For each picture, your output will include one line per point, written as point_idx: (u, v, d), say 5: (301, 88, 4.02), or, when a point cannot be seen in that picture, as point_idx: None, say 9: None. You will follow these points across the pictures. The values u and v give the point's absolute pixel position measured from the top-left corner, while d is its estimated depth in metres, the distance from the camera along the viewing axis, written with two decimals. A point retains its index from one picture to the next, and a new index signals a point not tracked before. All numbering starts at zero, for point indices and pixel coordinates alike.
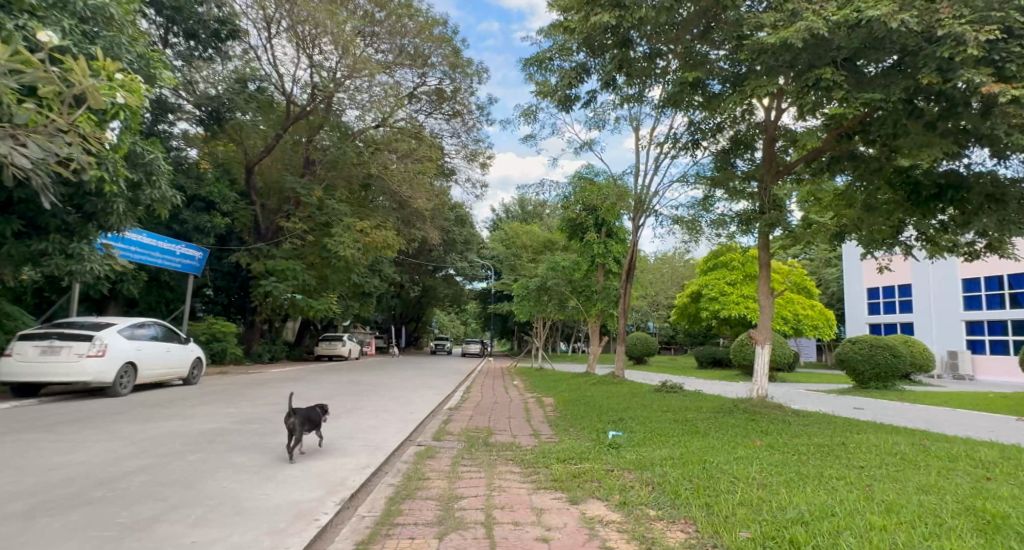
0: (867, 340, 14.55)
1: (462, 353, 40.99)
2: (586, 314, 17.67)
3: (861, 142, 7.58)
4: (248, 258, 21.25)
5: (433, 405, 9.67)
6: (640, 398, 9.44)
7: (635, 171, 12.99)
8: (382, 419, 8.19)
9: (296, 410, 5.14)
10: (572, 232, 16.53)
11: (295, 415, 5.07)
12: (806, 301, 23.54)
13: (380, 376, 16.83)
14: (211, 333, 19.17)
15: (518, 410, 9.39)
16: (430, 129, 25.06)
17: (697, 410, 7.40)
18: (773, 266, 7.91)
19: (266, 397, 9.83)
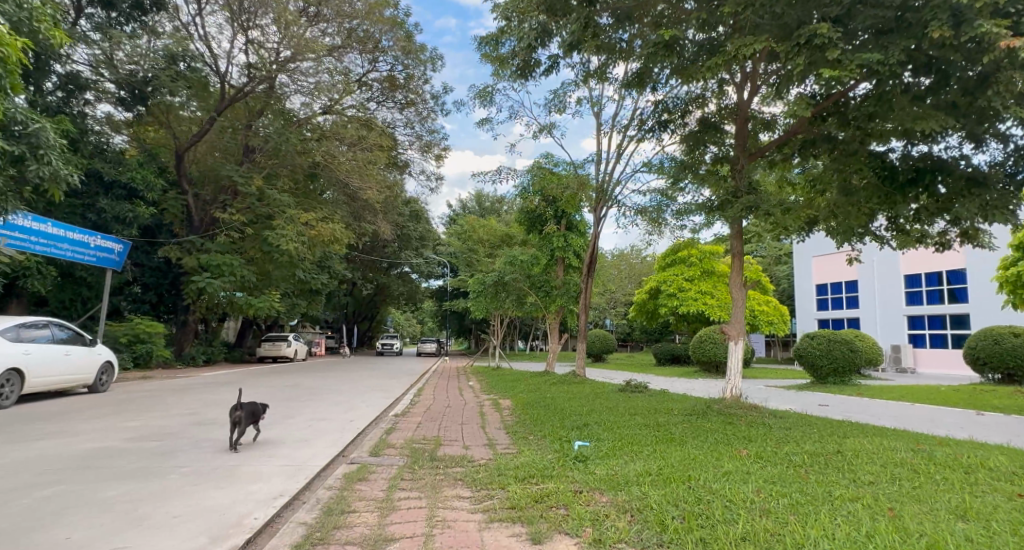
0: (827, 334, 14.42)
1: (417, 352, 39.70)
2: (545, 310, 16.99)
3: (836, 125, 7.26)
4: (179, 251, 19.48)
5: (378, 411, 8.70)
6: (604, 399, 8.78)
7: (597, 159, 12.35)
8: (315, 430, 7.16)
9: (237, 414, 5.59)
10: (530, 224, 15.87)
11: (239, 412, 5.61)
12: (761, 297, 23.79)
13: (324, 378, 15.59)
14: (134, 334, 17.36)
15: (471, 414, 8.56)
16: (382, 119, 23.82)
17: (667, 412, 6.78)
18: (745, 256, 7.34)
19: (183, 406, 8.60)
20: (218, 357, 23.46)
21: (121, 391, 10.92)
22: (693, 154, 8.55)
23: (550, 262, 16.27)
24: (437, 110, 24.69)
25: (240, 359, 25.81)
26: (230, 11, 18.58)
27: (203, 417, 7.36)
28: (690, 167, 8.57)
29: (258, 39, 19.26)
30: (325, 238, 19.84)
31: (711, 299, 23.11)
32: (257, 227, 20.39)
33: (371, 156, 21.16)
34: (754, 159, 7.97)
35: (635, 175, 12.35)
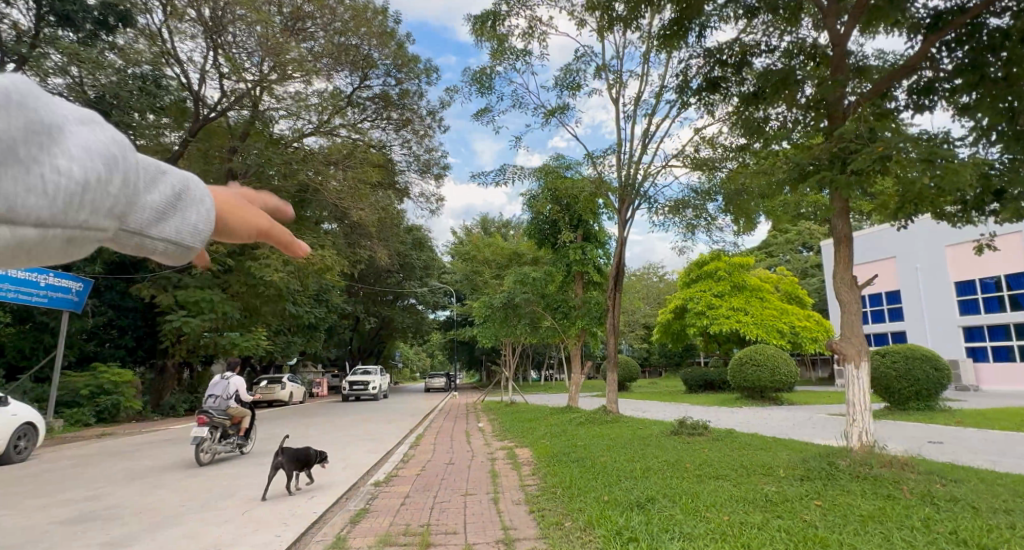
0: (902, 351, 12.10)
1: (425, 388, 37.20)
2: (564, 335, 14.74)
3: (968, 53, 5.20)
4: (153, 288, 17.54)
5: (355, 479, 6.50)
6: (657, 449, 6.51)
7: (620, 151, 10.35)
8: (259, 512, 4.95)
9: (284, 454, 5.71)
10: (542, 235, 13.90)
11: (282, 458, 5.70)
12: (801, 313, 21.47)
13: (310, 426, 13.38)
14: (98, 384, 15.21)
15: (479, 478, 6.34)
16: (376, 140, 22.17)
17: (768, 475, 4.51)
18: (852, 240, 5.16)
19: (97, 482, 6.46)
20: None
21: (47, 460, 8.81)
22: (755, 113, 6.42)
23: (567, 278, 14.14)
24: (435, 127, 22.92)
25: None
26: (206, 27, 17.10)
27: (101, 508, 5.20)
28: (753, 130, 6.41)
29: (236, 58, 17.69)
30: (315, 266, 17.85)
31: (745, 316, 20.72)
32: (240, 258, 18.48)
33: (361, 175, 19.24)
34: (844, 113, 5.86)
35: (665, 168, 10.33)
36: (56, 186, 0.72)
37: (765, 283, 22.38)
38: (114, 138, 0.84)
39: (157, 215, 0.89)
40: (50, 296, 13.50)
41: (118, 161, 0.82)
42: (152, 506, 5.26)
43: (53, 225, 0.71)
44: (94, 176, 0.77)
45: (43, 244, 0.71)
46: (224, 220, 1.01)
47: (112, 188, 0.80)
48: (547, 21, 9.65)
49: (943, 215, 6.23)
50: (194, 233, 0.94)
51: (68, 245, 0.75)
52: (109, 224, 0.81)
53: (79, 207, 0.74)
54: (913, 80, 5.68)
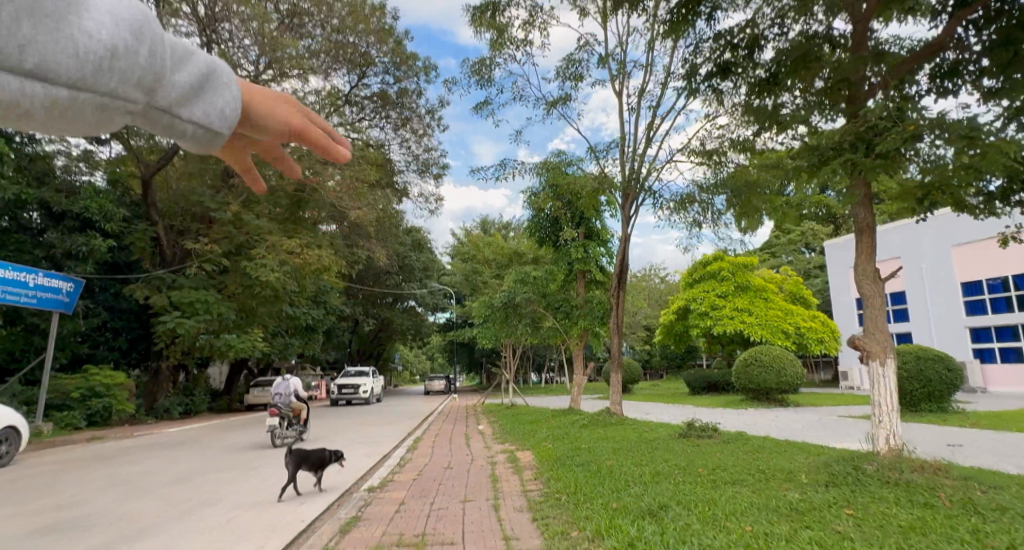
0: (913, 351, 11.76)
1: (425, 391, 36.85)
2: (566, 336, 14.41)
3: (997, 30, 4.87)
4: (146, 289, 17.22)
5: (350, 484, 6.16)
6: (665, 451, 6.20)
7: (624, 145, 10.06)
8: (242, 522, 4.63)
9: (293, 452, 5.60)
10: (543, 233, 13.65)
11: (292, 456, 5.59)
12: (805, 314, 21.13)
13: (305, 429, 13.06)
14: (89, 387, 14.88)
15: (480, 483, 6.02)
16: (375, 139, 21.87)
17: (791, 480, 4.18)
18: (876, 229, 4.83)
19: (76, 489, 6.14)
20: (199, 408, 20.97)
21: (30, 464, 8.49)
22: (768, 100, 6.12)
23: (569, 277, 13.83)
24: (434, 126, 22.62)
25: (226, 409, 23.29)
26: (201, 24, 16.82)
27: (75, 518, 4.87)
28: (768, 119, 6.09)
29: (232, 55, 17.39)
30: (311, 266, 17.51)
31: (749, 317, 20.41)
32: (235, 258, 18.17)
33: (358, 174, 18.94)
34: (865, 97, 5.53)
35: (670, 163, 10.03)
36: (80, 49, 0.91)
37: (769, 284, 22.10)
38: (130, 7, 1.03)
39: (184, 95, 1.13)
40: (40, 296, 13.20)
41: (144, 34, 1.04)
42: (129, 514, 4.94)
43: (80, 88, 0.93)
44: (121, 43, 0.98)
45: (73, 106, 0.93)
46: (252, 115, 1.31)
47: (137, 59, 1.02)
48: (550, 11, 9.38)
49: (966, 206, 5.90)
50: (219, 114, 1.21)
51: (97, 110, 0.99)
52: (141, 97, 1.05)
53: (109, 64, 0.96)
54: (936, 63, 5.36)
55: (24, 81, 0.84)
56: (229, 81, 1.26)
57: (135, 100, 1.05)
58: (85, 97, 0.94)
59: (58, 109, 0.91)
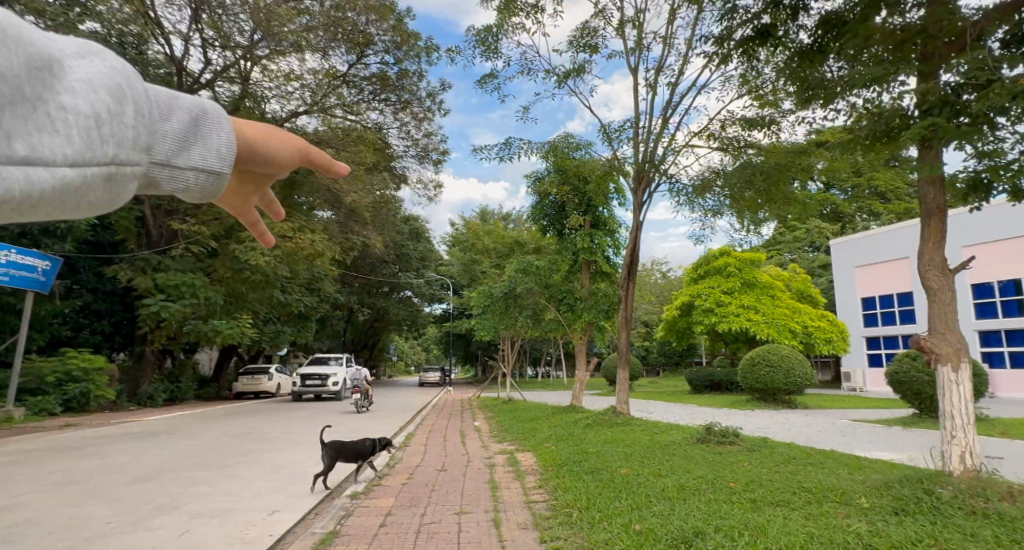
0: None
1: (419, 382, 36.29)
2: (568, 329, 13.72)
3: None
4: (131, 271, 16.48)
5: (331, 488, 5.47)
6: (689, 461, 5.52)
7: (638, 127, 9.32)
8: (198, 537, 3.86)
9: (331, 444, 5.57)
10: (548, 218, 13.04)
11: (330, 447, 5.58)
12: (814, 313, 20.46)
13: (292, 422, 12.37)
14: (65, 371, 14.16)
15: (480, 491, 5.34)
16: (373, 122, 21.03)
17: (853, 505, 3.50)
18: (947, 210, 4.16)
19: (23, 488, 5.43)
20: (185, 396, 20.30)
21: None
22: (811, 70, 5.38)
23: (573, 268, 13.19)
24: (435, 110, 21.79)
25: (214, 397, 22.63)
26: None
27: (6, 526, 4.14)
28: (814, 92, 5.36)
29: (225, 28, 16.50)
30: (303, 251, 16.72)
31: (756, 314, 19.80)
32: (224, 241, 17.40)
33: (355, 156, 18.16)
34: (939, 56, 4.73)
35: (687, 148, 9.32)
36: (67, 123, 0.77)
37: (777, 281, 21.48)
38: (116, 73, 0.87)
39: (181, 144, 0.95)
40: (13, 274, 12.38)
41: (124, 93, 0.87)
42: (67, 524, 4.17)
43: (83, 164, 0.78)
44: (104, 110, 0.82)
45: (86, 189, 0.80)
46: (259, 152, 1.12)
47: (127, 121, 0.86)
48: None
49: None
50: (220, 155, 1.01)
51: (104, 183, 0.83)
52: (145, 158, 0.88)
53: (105, 143, 0.81)
54: None
55: (30, 168, 0.70)
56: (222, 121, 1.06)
57: (140, 160, 0.88)
58: (88, 174, 0.78)
59: (56, 206, 0.75)
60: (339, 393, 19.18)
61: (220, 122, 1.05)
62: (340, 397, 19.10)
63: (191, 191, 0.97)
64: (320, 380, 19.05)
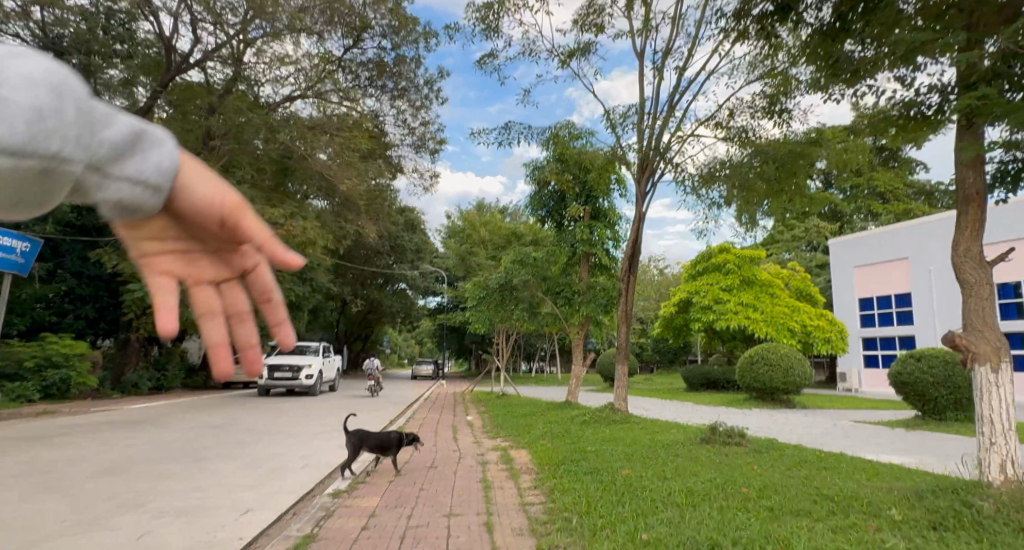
0: (941, 355, 10.97)
1: (412, 375, 35.98)
2: (565, 323, 13.37)
3: None
4: (116, 255, 15.99)
5: (313, 486, 5.09)
6: (696, 461, 5.19)
7: (643, 113, 8.96)
8: (160, 539, 3.48)
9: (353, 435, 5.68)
10: (547, 209, 12.70)
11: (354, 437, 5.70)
12: (813, 312, 20.21)
13: (278, 414, 11.97)
14: (45, 357, 13.70)
15: (473, 490, 4.99)
16: (370, 109, 20.54)
17: (887, 516, 3.18)
18: (984, 198, 3.85)
19: None
20: (172, 384, 19.86)
21: None
22: (836, 49, 4.93)
23: (571, 260, 12.87)
24: (432, 98, 21.31)
25: (202, 386, 22.21)
26: None
27: None
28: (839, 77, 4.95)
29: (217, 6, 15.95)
30: (294, 239, 16.25)
31: (754, 312, 19.54)
32: None
33: (349, 142, 17.69)
34: (987, 26, 4.29)
35: (693, 137, 8.95)
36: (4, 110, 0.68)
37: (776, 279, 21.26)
38: (50, 76, 0.76)
39: (115, 161, 0.83)
40: None
41: (64, 91, 0.77)
42: (16, 523, 3.77)
43: (21, 154, 0.69)
44: (41, 106, 0.72)
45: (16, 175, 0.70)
46: (187, 198, 0.98)
47: (66, 118, 0.75)
48: None
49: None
50: (164, 175, 0.90)
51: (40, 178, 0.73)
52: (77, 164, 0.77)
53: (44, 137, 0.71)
54: None
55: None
56: (165, 142, 0.93)
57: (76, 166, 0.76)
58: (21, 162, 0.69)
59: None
60: (314, 386, 16.96)
61: (161, 143, 0.92)
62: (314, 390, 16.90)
63: (123, 203, 0.86)
64: (291, 371, 16.78)
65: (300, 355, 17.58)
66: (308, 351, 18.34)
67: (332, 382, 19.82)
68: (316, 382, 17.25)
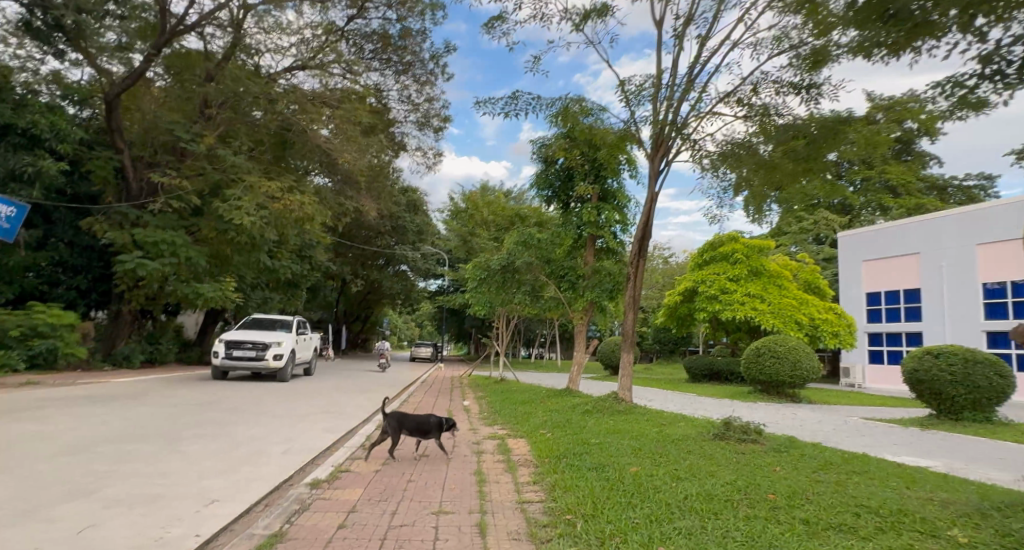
0: (960, 353, 10.48)
1: (411, 357, 35.69)
2: (568, 309, 12.87)
3: None
4: (107, 225, 15.52)
5: (289, 474, 4.64)
6: (715, 461, 4.72)
7: (659, 85, 8.36)
8: (101, 534, 3.04)
9: (390, 416, 5.42)
10: (554, 189, 12.18)
11: (391, 420, 5.44)
12: (821, 305, 19.69)
13: (267, 392, 11.58)
14: (31, 326, 13.29)
15: (467, 485, 4.55)
16: (373, 84, 19.83)
17: (940, 538, 2.71)
18: None
19: None
20: (165, 358, 19.54)
21: None
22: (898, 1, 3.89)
23: (577, 243, 12.38)
24: (437, 74, 20.55)
25: (196, 361, 21.92)
26: None
27: None
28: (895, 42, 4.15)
29: None
30: (291, 214, 15.73)
31: (761, 304, 19.06)
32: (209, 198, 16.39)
33: (350, 115, 17.14)
34: None
35: (713, 114, 8.37)
36: None
37: (784, 270, 20.76)
38: None
39: None
40: None
41: None
42: None
43: None
44: None
45: None
46: None
47: None
48: None
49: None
50: None
51: None
52: None
53: None
54: None
55: None
56: None
57: None
58: None
59: None
60: (284, 368, 13.94)
61: None
62: (283, 375, 13.87)
63: None
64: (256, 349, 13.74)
65: (267, 331, 14.56)
66: (279, 327, 15.29)
67: (309, 363, 16.92)
68: (286, 363, 14.19)
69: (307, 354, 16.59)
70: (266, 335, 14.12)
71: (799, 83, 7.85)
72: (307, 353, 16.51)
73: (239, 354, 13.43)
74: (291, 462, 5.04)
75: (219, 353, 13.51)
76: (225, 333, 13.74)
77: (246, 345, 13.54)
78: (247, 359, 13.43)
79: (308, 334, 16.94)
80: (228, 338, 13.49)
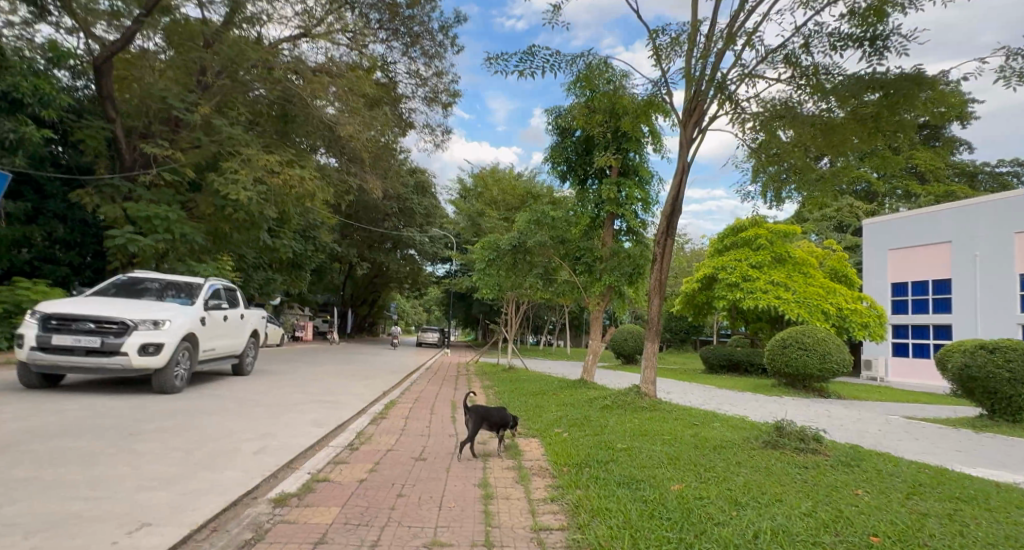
0: (1019, 348, 9.44)
1: (417, 342, 35.06)
2: (583, 294, 11.92)
3: None
4: (96, 198, 14.71)
5: (253, 483, 3.81)
6: (780, 479, 3.80)
7: (697, 38, 7.35)
8: None
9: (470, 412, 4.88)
10: (570, 164, 11.20)
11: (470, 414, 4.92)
12: (849, 295, 18.56)
13: (260, 377, 10.83)
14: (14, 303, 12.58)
15: (469, 502, 3.70)
16: (379, 55, 18.75)
17: None
18: None
19: None
20: None
21: None
22: None
23: (594, 223, 11.49)
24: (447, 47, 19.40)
25: None
26: None
27: None
28: None
29: None
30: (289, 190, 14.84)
31: (785, 293, 17.99)
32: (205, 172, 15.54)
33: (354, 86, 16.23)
34: None
35: (758, 73, 7.30)
36: None
37: (810, 258, 19.63)
38: None
39: None
40: None
41: None
42: None
43: None
44: None
45: None
46: None
47: None
48: None
49: None
50: None
51: None
52: None
53: None
54: None
55: None
56: None
57: None
58: None
59: None
60: (165, 371, 7.69)
61: None
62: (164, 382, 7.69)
63: None
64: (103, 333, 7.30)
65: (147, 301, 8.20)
66: (174, 296, 8.88)
67: (240, 356, 10.87)
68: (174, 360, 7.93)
69: (233, 342, 10.38)
70: (132, 307, 7.64)
71: (861, 34, 6.77)
72: (233, 341, 10.27)
73: (63, 343, 6.89)
74: (262, 467, 4.23)
75: (26, 340, 6.97)
76: (43, 303, 7.22)
77: (83, 326, 7.04)
78: (80, 353, 6.92)
79: (236, 310, 10.73)
80: (50, 311, 7.02)
